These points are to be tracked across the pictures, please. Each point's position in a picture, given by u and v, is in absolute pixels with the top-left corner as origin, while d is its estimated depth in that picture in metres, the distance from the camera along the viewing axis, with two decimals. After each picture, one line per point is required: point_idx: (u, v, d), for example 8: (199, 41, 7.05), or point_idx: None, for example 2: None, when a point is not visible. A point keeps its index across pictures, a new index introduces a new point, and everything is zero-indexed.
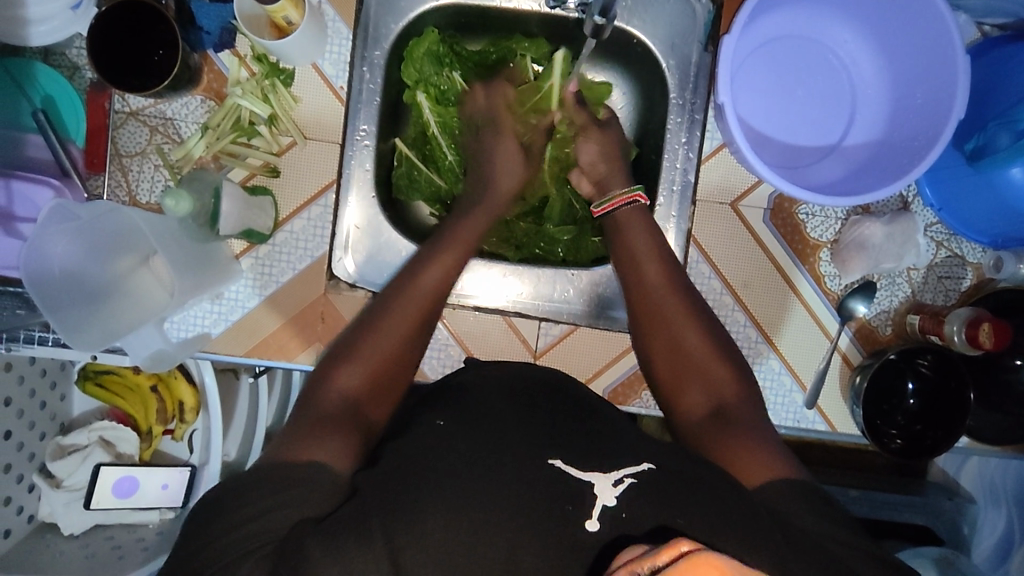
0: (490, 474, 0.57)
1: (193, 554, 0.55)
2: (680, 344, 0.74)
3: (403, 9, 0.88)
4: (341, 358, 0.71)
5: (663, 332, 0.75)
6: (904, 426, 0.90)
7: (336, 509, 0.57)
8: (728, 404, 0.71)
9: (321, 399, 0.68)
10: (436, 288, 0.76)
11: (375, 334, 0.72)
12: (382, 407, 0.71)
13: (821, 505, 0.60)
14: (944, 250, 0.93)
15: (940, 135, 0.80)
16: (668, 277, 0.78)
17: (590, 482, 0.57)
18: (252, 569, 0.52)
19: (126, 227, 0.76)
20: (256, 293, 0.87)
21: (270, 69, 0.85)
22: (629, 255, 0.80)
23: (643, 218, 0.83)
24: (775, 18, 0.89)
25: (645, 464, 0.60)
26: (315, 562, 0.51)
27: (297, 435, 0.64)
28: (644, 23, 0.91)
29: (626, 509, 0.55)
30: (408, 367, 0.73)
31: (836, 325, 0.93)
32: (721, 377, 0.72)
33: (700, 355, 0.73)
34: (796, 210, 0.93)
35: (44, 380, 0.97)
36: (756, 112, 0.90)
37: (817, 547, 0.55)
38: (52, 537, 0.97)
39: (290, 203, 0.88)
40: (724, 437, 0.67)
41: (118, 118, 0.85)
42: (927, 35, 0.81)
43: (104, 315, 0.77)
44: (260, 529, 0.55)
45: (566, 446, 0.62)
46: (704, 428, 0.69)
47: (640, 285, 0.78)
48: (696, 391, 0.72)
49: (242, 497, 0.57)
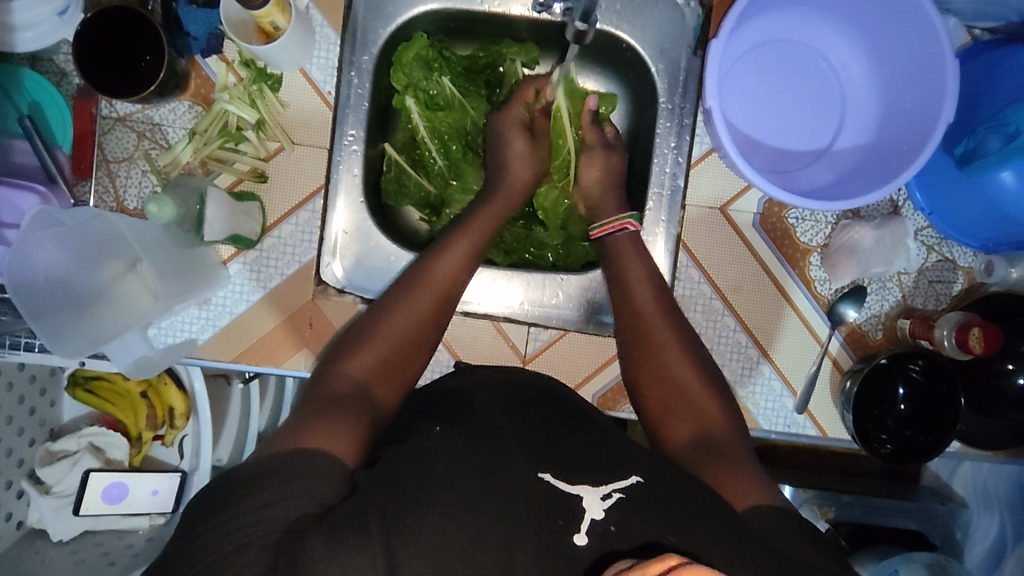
0: (475, 486, 0.57)
1: (181, 558, 0.54)
2: (672, 374, 0.73)
3: (391, 14, 0.88)
4: (355, 341, 0.72)
5: (653, 364, 0.75)
6: (894, 432, 0.90)
7: (340, 501, 0.56)
8: (715, 436, 0.69)
9: (331, 379, 0.69)
10: (455, 275, 0.77)
11: (391, 319, 0.73)
12: (394, 392, 0.71)
13: (808, 528, 0.59)
14: (935, 255, 0.93)
15: (930, 139, 0.79)
16: (657, 296, 0.79)
17: (577, 494, 0.57)
18: (252, 560, 0.52)
19: (110, 232, 0.76)
20: (244, 298, 0.87)
21: (257, 74, 0.85)
22: (619, 277, 0.81)
23: (631, 246, 0.83)
24: (763, 23, 0.89)
25: (634, 477, 0.59)
26: (316, 556, 0.50)
27: (285, 430, 0.62)
28: (633, 28, 0.91)
29: (616, 523, 0.54)
30: (422, 357, 0.74)
31: (826, 330, 0.93)
32: (709, 412, 0.71)
33: (688, 388, 0.73)
34: (785, 215, 0.93)
35: (33, 387, 0.97)
36: (745, 116, 0.90)
37: (803, 568, 0.55)
38: (41, 543, 0.97)
39: (277, 208, 0.88)
40: (707, 464, 0.66)
41: (105, 123, 0.85)
42: (917, 39, 0.81)
43: (90, 321, 0.77)
44: (253, 524, 0.54)
45: (552, 457, 0.62)
46: (688, 459, 0.68)
47: (628, 306, 0.79)
48: (683, 421, 0.71)
49: (229, 496, 0.56)
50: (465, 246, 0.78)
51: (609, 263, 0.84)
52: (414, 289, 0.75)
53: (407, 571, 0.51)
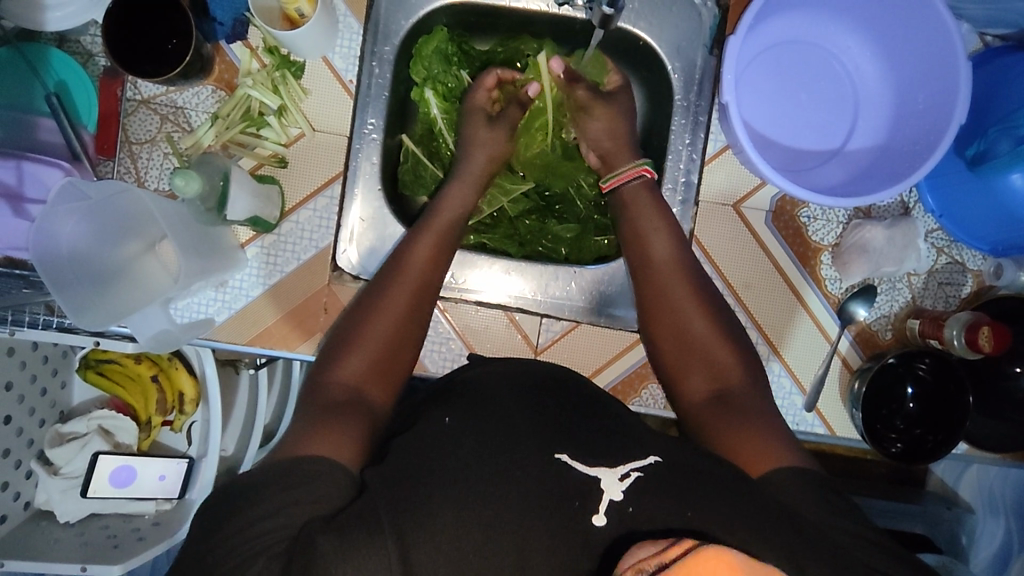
0: (500, 473, 0.57)
1: (205, 543, 0.56)
2: (688, 330, 0.76)
3: (414, 5, 0.89)
4: (343, 345, 0.73)
5: (668, 317, 0.77)
6: (903, 431, 0.90)
7: (349, 503, 0.57)
8: (730, 391, 0.72)
9: (322, 389, 0.70)
10: (425, 266, 0.78)
11: (375, 317, 0.74)
12: (387, 391, 0.72)
13: (827, 499, 0.60)
14: (944, 257, 0.94)
15: (941, 140, 0.80)
16: (678, 252, 0.81)
17: (595, 477, 0.57)
18: (263, 569, 0.52)
19: (134, 208, 0.76)
20: (260, 283, 0.88)
21: (281, 61, 0.86)
22: (638, 235, 0.83)
23: (649, 194, 0.84)
24: (778, 24, 0.90)
25: (652, 457, 0.60)
26: (327, 552, 0.51)
27: (290, 438, 0.64)
28: (650, 25, 0.92)
29: (634, 504, 0.55)
30: (407, 352, 0.75)
31: (837, 328, 0.94)
32: (723, 363, 0.74)
33: (705, 343, 0.75)
34: (798, 213, 0.94)
35: (45, 367, 0.97)
36: (760, 115, 0.91)
37: (823, 538, 0.56)
38: (47, 524, 0.97)
39: (296, 193, 0.89)
40: (725, 420, 0.69)
41: (129, 105, 0.86)
42: (930, 42, 0.82)
43: (108, 295, 0.77)
44: (272, 516, 0.55)
45: (569, 441, 0.63)
46: (706, 413, 0.71)
47: (644, 262, 0.81)
48: (698, 375, 0.74)
49: (250, 493, 0.57)
50: (433, 236, 0.81)
51: (623, 210, 0.85)
52: (391, 281, 0.77)
53: (422, 548, 0.52)
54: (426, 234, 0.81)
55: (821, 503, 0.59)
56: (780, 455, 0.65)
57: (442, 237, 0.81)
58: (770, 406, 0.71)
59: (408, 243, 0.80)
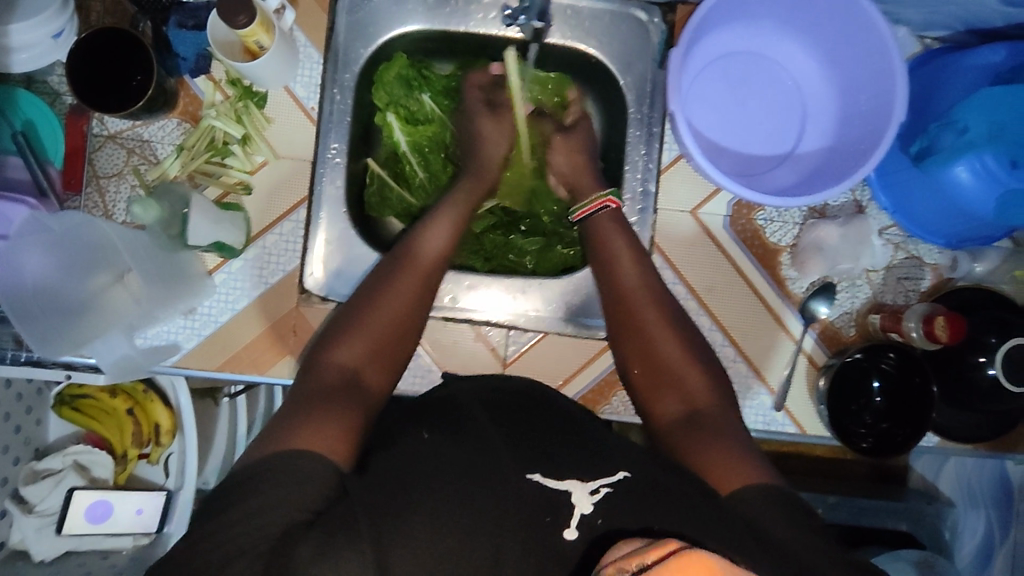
0: (466, 481, 0.58)
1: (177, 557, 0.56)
2: (656, 352, 0.78)
3: (373, 34, 0.93)
4: (342, 328, 0.75)
5: (636, 338, 0.80)
6: (871, 425, 0.91)
7: (330, 506, 0.58)
8: (699, 410, 0.73)
9: (322, 371, 0.71)
10: (433, 264, 0.80)
11: (378, 306, 0.75)
12: (384, 377, 0.74)
13: (797, 516, 0.61)
14: (901, 252, 0.96)
15: (883, 137, 0.83)
16: (642, 274, 0.83)
17: (566, 490, 0.57)
18: (245, 568, 0.53)
19: (96, 240, 0.80)
20: (230, 306, 0.89)
21: (243, 92, 0.89)
22: (603, 258, 0.85)
23: (611, 224, 0.87)
24: (723, 36, 0.94)
25: (620, 473, 0.60)
26: (304, 561, 0.52)
27: (279, 422, 0.65)
28: (599, 42, 0.95)
29: (602, 517, 0.55)
30: (406, 345, 0.76)
31: (799, 327, 0.95)
32: (694, 386, 0.75)
33: (674, 364, 0.77)
34: (754, 217, 0.96)
35: (19, 405, 0.98)
36: (711, 124, 0.94)
37: (794, 556, 0.57)
38: (23, 565, 0.95)
39: (263, 219, 0.91)
40: (693, 440, 0.70)
41: (96, 141, 0.89)
42: (867, 46, 0.85)
43: (70, 324, 0.80)
44: (242, 534, 0.55)
45: (539, 452, 0.63)
46: (675, 435, 0.73)
47: (612, 285, 0.83)
48: (668, 398, 0.76)
49: (227, 498, 0.58)
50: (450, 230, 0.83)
51: (592, 239, 0.88)
52: (400, 271, 0.78)
53: (398, 569, 0.53)
54: (437, 230, 0.83)
55: (790, 516, 0.61)
56: (753, 467, 0.66)
57: (455, 233, 0.83)
58: (737, 421, 0.73)
59: (422, 237, 0.82)
